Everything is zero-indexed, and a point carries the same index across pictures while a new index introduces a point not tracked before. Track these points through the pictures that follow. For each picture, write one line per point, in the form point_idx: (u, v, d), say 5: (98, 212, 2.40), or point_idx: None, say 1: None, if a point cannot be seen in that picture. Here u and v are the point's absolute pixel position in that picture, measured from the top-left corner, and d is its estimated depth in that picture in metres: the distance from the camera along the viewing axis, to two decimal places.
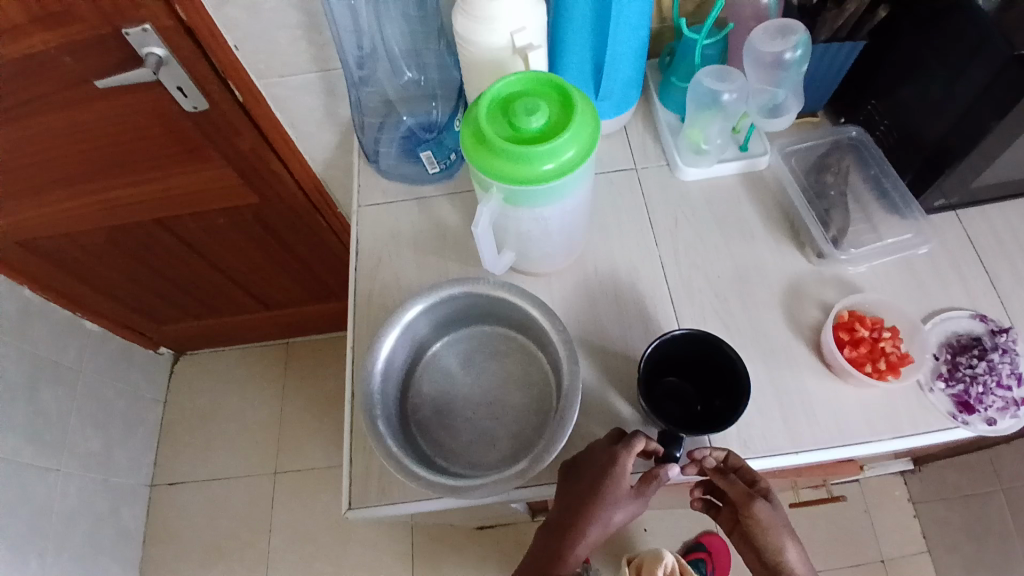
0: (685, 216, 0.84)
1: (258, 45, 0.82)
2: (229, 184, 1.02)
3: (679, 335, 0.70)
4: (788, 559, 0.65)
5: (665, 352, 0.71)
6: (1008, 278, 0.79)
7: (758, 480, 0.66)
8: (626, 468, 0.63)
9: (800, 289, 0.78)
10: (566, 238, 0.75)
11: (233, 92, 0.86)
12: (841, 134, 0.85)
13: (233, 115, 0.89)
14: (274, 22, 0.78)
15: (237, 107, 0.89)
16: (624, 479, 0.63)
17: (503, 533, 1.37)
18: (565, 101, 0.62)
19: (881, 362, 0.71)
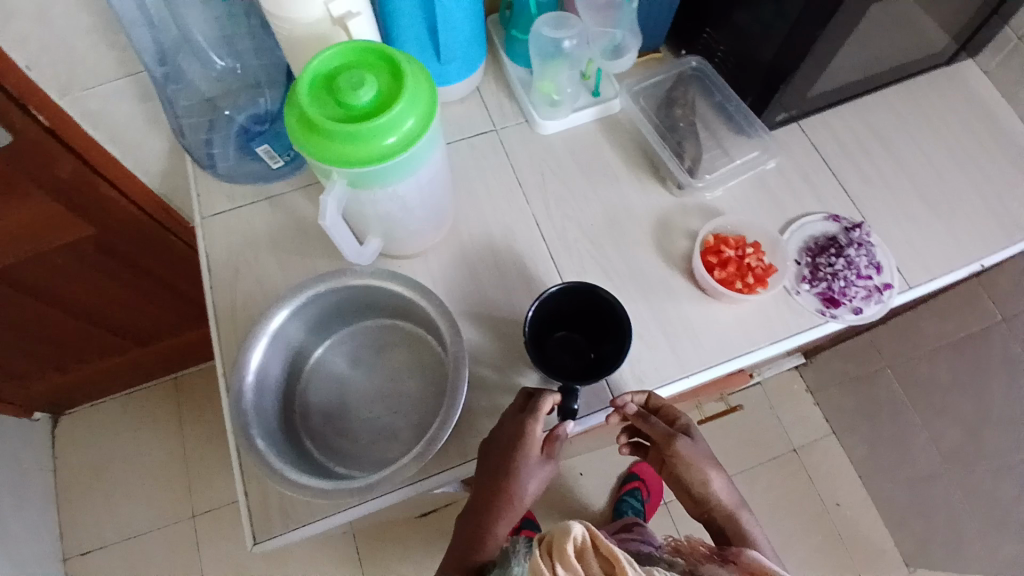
0: (551, 170, 0.83)
1: (52, 57, 0.70)
2: (62, 219, 0.90)
3: (556, 292, 0.69)
4: (714, 491, 0.67)
5: (551, 309, 0.71)
6: (854, 177, 0.84)
7: (679, 418, 0.68)
8: (535, 437, 0.62)
9: (669, 223, 0.81)
10: (434, 214, 0.72)
11: (36, 116, 0.76)
12: (683, 67, 0.87)
13: (45, 142, 0.79)
14: (66, 28, 0.67)
15: (47, 133, 0.78)
16: (535, 445, 0.63)
17: (449, 513, 1.36)
18: (392, 66, 0.57)
19: (749, 277, 0.75)
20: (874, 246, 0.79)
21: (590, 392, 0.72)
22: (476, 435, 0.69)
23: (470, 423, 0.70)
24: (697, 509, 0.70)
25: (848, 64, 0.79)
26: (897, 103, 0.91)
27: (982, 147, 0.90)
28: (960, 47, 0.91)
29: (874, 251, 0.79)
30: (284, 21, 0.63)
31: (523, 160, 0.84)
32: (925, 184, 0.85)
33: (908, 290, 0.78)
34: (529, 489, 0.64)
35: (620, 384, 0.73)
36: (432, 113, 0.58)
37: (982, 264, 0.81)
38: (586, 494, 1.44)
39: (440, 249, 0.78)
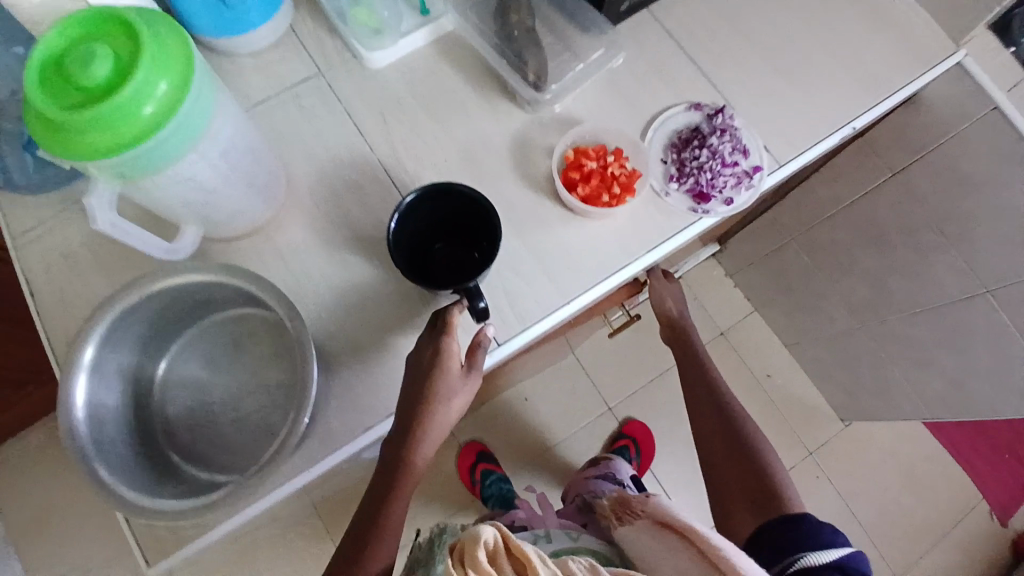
0: (392, 108, 0.75)
1: None
2: None
3: (410, 201, 0.59)
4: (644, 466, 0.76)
5: (411, 228, 0.62)
6: (710, 61, 0.80)
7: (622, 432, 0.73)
8: (451, 351, 0.59)
9: (529, 143, 0.75)
10: (251, 186, 0.62)
11: None
12: None
13: None
14: None
15: None
16: (453, 365, 0.60)
17: None
18: (125, 25, 0.48)
19: (614, 187, 0.71)
20: (738, 129, 0.76)
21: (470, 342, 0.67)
22: (359, 412, 0.65)
23: (350, 400, 0.65)
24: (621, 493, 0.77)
25: None
26: None
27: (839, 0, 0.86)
28: None
29: (739, 134, 0.76)
30: None
31: (359, 101, 0.75)
32: (788, 52, 0.81)
33: (778, 169, 0.76)
34: (454, 408, 0.61)
35: (501, 328, 0.69)
36: (188, 70, 0.49)
37: (854, 126, 0.79)
38: (535, 416, 1.46)
39: (281, 221, 0.70)
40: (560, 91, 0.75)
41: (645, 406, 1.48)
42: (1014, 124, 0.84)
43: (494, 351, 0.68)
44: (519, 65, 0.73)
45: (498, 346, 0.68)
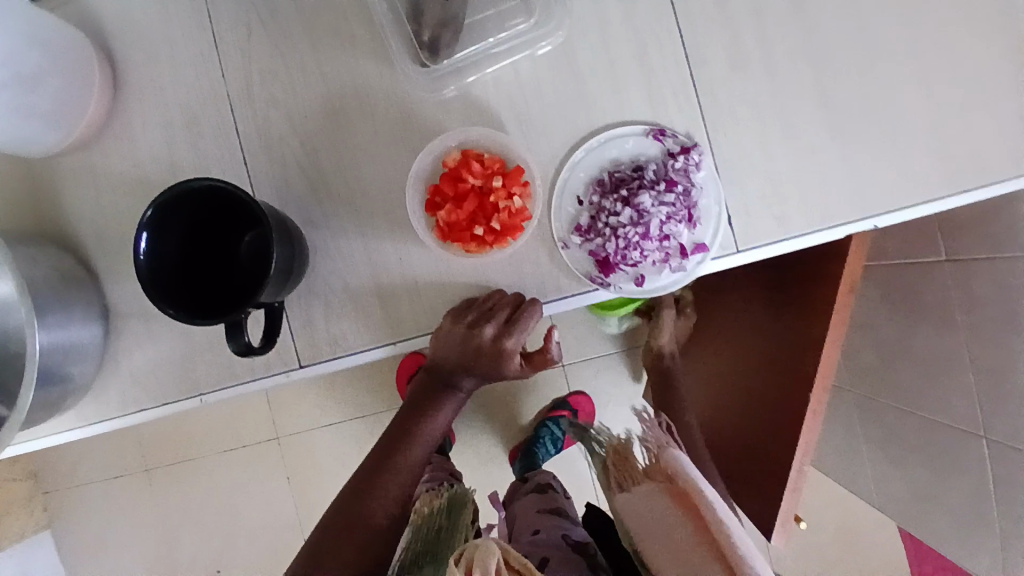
0: (264, 23, 0.57)
1: None
2: None
3: (151, 216, 0.45)
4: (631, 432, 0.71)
5: (165, 253, 0.47)
6: (710, 64, 0.56)
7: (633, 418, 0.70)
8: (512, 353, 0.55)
9: (414, 123, 0.56)
10: (24, 117, 0.50)
11: None
12: None
13: None
14: None
15: None
16: (507, 362, 0.57)
17: None
18: None
19: (494, 222, 0.53)
20: (695, 185, 0.55)
21: (276, 356, 0.58)
22: (141, 388, 0.60)
23: (140, 379, 0.59)
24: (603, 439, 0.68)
25: None
26: None
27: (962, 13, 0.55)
28: None
29: (695, 192, 0.55)
30: None
31: (228, 4, 0.57)
32: (826, 82, 0.55)
33: (726, 255, 0.56)
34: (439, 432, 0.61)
35: (310, 348, 0.58)
36: None
37: (874, 225, 0.56)
38: None
39: (106, 144, 0.58)
40: (470, 64, 0.54)
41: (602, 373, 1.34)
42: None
43: (292, 372, 0.58)
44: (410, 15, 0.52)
45: (299, 367, 0.58)
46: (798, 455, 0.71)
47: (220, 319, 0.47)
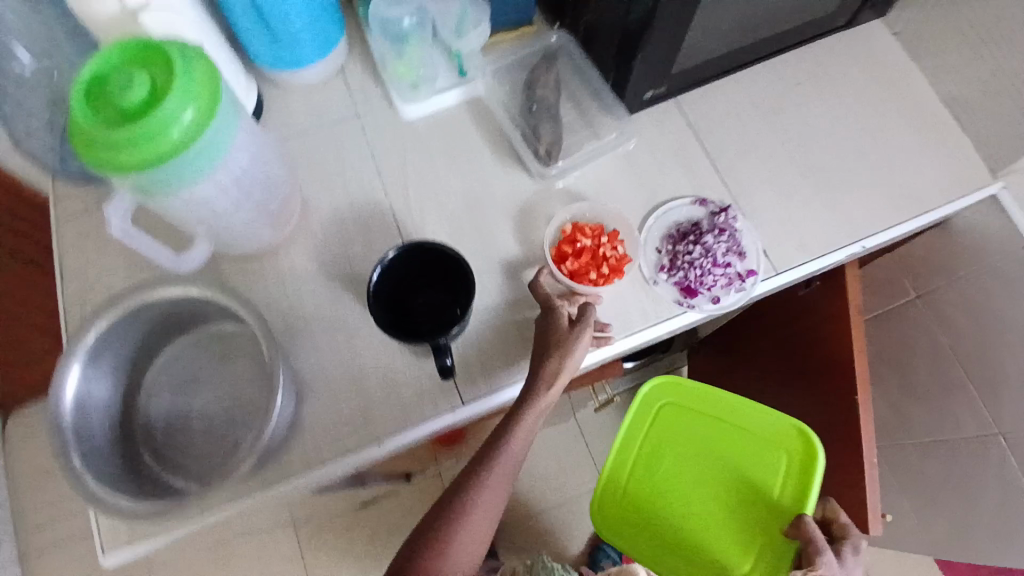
0: (413, 157, 0.79)
1: None
2: None
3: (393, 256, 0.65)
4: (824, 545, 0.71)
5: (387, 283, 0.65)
6: (728, 156, 0.80)
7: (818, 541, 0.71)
8: (575, 349, 0.63)
9: (531, 211, 0.77)
10: (262, 213, 0.68)
11: None
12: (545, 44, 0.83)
13: None
14: None
15: None
16: (569, 362, 0.63)
17: (388, 507, 1.28)
18: (164, 61, 0.54)
19: (603, 267, 0.72)
20: (738, 231, 0.76)
21: (440, 394, 0.68)
22: (319, 442, 0.67)
23: (312, 432, 0.67)
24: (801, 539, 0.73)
25: (717, 35, 0.74)
26: (788, 72, 0.84)
27: (878, 112, 0.83)
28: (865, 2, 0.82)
29: (739, 236, 0.76)
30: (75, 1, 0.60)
31: (386, 147, 0.79)
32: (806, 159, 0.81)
33: (772, 276, 0.75)
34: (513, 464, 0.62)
35: (470, 385, 0.69)
36: (214, 99, 0.55)
37: (863, 245, 0.77)
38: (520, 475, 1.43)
39: (291, 247, 0.74)
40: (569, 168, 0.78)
41: None
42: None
43: (457, 410, 0.68)
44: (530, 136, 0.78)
45: (464, 405, 0.68)
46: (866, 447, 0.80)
47: (431, 339, 0.63)
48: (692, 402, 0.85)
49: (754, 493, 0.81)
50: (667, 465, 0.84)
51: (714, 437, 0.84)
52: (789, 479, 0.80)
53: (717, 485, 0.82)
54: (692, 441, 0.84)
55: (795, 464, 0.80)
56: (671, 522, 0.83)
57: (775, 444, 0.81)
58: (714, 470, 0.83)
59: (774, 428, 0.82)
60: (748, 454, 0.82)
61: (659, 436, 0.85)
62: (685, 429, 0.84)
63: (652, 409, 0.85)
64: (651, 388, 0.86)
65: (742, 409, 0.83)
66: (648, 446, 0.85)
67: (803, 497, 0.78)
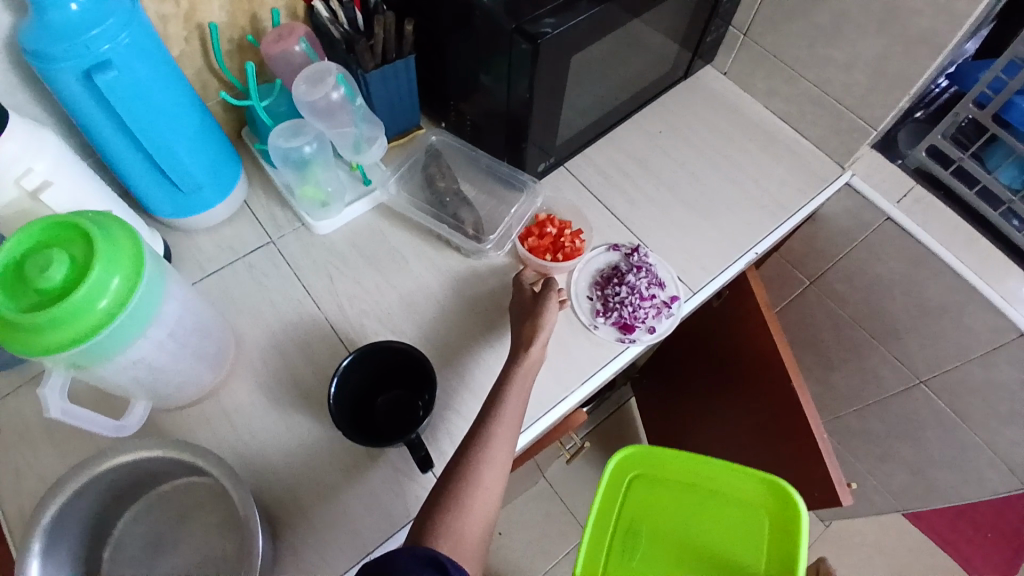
0: (339, 269, 0.81)
1: None
2: None
3: (349, 363, 0.67)
4: None
5: (347, 388, 0.67)
6: (623, 203, 0.89)
7: None
8: (552, 308, 0.71)
9: (463, 292, 0.81)
10: (200, 356, 0.68)
11: None
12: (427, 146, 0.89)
13: None
14: None
15: None
16: (548, 315, 0.70)
17: None
18: (81, 233, 0.54)
19: (560, 253, 0.82)
20: (653, 265, 0.83)
21: (423, 488, 0.68)
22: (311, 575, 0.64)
23: (301, 564, 0.64)
24: None
25: (586, 104, 0.84)
26: (648, 123, 0.96)
27: (734, 138, 0.96)
28: (693, 54, 0.97)
29: (654, 267, 0.84)
30: None
31: (310, 266, 0.81)
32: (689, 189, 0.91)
33: (692, 296, 0.82)
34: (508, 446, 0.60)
35: None
36: (139, 260, 0.56)
37: (756, 251, 0.86)
38: (507, 555, 1.40)
39: (235, 386, 0.73)
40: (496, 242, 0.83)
41: None
42: (913, 235, 0.90)
43: None
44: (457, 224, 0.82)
45: None
46: (815, 425, 0.87)
47: (404, 437, 0.64)
48: (655, 471, 0.74)
49: (729, 575, 0.69)
50: (642, 552, 0.71)
51: (694, 515, 0.72)
52: (769, 550, 0.70)
53: (687, 560, 0.70)
54: (667, 519, 0.72)
55: (776, 533, 0.70)
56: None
57: (750, 507, 0.71)
58: (687, 547, 0.71)
59: (751, 489, 0.72)
60: (726, 523, 0.71)
61: (631, 515, 0.73)
62: (659, 507, 0.73)
63: (622, 485, 0.73)
64: (623, 457, 0.74)
65: (705, 466, 0.73)
66: (621, 529, 0.72)
67: (789, 566, 0.68)
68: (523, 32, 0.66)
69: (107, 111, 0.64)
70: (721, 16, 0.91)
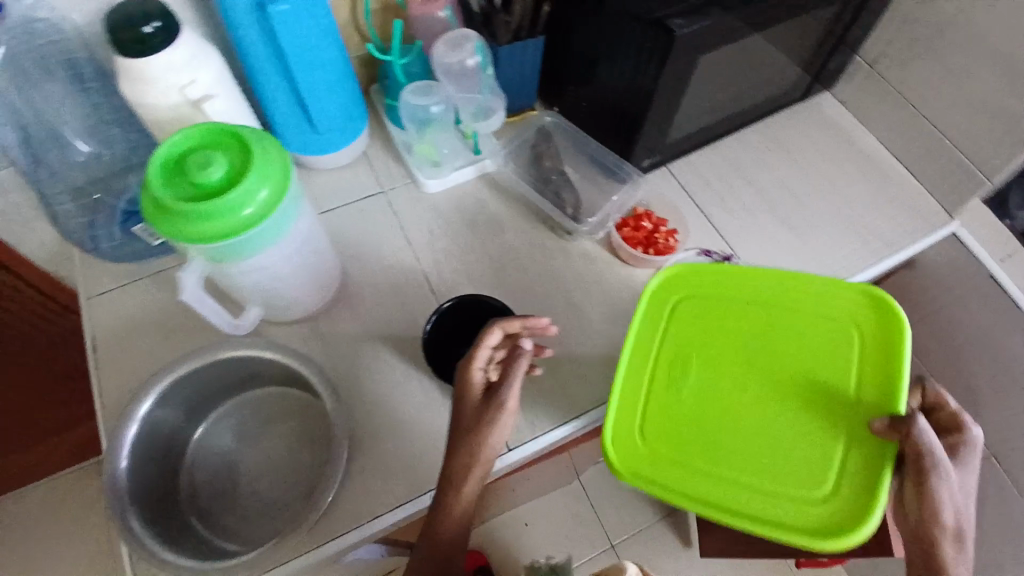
0: (439, 227, 0.86)
1: None
2: None
3: (449, 305, 0.75)
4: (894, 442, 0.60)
5: (441, 325, 0.75)
6: (720, 212, 0.90)
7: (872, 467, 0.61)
8: (514, 389, 0.62)
9: (553, 268, 0.83)
10: (312, 280, 0.73)
11: None
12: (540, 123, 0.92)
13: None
14: None
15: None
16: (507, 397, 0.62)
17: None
18: (242, 143, 0.60)
19: (651, 248, 0.83)
20: None
21: None
22: (373, 497, 0.68)
23: (364, 484, 0.68)
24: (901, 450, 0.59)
25: (699, 108, 0.85)
26: (757, 138, 0.97)
27: (841, 168, 0.95)
28: (814, 78, 0.97)
29: None
30: (138, 104, 0.66)
31: (413, 219, 0.86)
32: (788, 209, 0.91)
33: None
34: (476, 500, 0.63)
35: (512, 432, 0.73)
36: (286, 179, 0.61)
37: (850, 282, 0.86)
38: (532, 544, 1.42)
39: (330, 315, 0.78)
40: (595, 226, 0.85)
41: (648, 544, 1.43)
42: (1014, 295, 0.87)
43: (504, 456, 0.71)
44: (559, 203, 0.86)
45: (509, 450, 0.72)
46: None
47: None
48: (710, 291, 0.73)
49: (804, 440, 0.64)
50: (695, 380, 0.68)
51: (758, 338, 0.70)
52: (871, 374, 0.66)
53: (788, 391, 0.67)
54: (718, 345, 0.70)
55: (874, 353, 0.68)
56: (719, 475, 0.63)
57: (840, 321, 0.70)
58: (750, 370, 0.68)
59: (847, 304, 0.71)
60: (790, 358, 0.69)
61: (681, 342, 0.71)
62: (705, 329, 0.71)
63: (665, 308, 0.72)
64: (659, 282, 0.74)
65: (777, 287, 0.73)
66: (664, 357, 0.70)
67: (890, 387, 0.65)
68: (660, 25, 0.68)
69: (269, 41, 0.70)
70: (849, 45, 0.91)
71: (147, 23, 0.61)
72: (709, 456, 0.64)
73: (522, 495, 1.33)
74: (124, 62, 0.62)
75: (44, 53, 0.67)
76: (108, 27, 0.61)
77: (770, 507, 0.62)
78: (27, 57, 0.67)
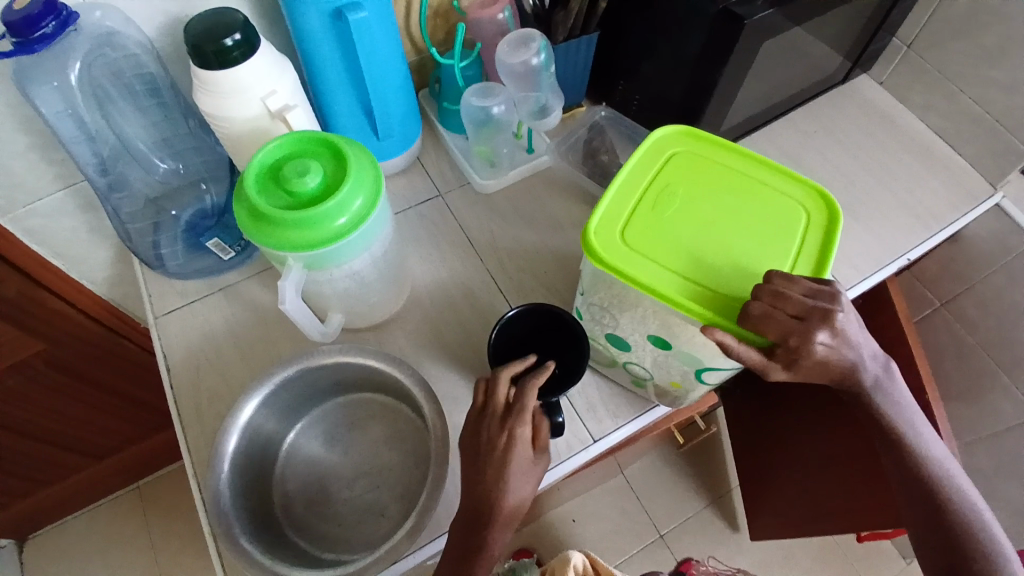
0: (500, 226, 0.86)
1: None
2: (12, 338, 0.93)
3: (511, 319, 0.70)
4: (789, 302, 0.53)
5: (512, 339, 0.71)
6: None
7: (804, 319, 0.53)
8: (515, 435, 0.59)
9: None
10: (390, 281, 0.74)
11: (15, 244, 0.83)
12: (594, 116, 0.93)
13: (32, 260, 0.87)
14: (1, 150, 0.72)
15: (30, 258, 0.86)
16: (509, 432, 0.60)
17: None
18: (334, 151, 0.61)
19: None
20: None
21: (569, 435, 0.73)
22: None
23: None
24: (791, 306, 0.53)
25: (751, 97, 0.87)
26: (802, 123, 0.99)
27: (886, 149, 0.97)
28: (853, 64, 0.99)
29: None
30: (218, 117, 0.66)
31: (474, 221, 0.86)
32: (841, 191, 0.92)
33: None
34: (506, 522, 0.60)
35: (597, 424, 0.74)
36: (376, 186, 0.62)
37: (908, 258, 0.87)
38: (581, 541, 1.41)
39: (404, 319, 0.78)
40: None
41: (697, 534, 1.43)
42: None
43: (590, 446, 0.72)
44: None
45: (594, 441, 0.73)
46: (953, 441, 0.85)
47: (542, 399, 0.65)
48: (700, 157, 0.64)
49: (768, 239, 0.59)
50: (676, 216, 0.60)
51: (737, 195, 0.61)
52: (807, 248, 0.59)
53: (735, 214, 0.60)
54: (706, 193, 0.62)
55: (818, 226, 0.60)
56: (677, 248, 0.58)
57: (805, 207, 0.61)
58: (726, 227, 0.60)
59: (799, 195, 0.62)
60: (768, 216, 0.61)
61: (667, 184, 0.62)
62: (698, 177, 0.63)
63: (661, 156, 0.64)
64: (662, 135, 0.65)
65: (763, 168, 0.63)
66: (652, 191, 0.62)
67: (819, 260, 0.58)
68: (726, 13, 0.69)
69: (340, 49, 0.71)
70: (889, 28, 0.93)
71: (228, 36, 0.61)
72: (665, 242, 0.58)
73: (573, 490, 1.33)
74: (205, 73, 0.63)
75: (118, 67, 0.68)
76: (188, 37, 0.61)
77: (725, 284, 0.56)
78: (102, 73, 0.67)
